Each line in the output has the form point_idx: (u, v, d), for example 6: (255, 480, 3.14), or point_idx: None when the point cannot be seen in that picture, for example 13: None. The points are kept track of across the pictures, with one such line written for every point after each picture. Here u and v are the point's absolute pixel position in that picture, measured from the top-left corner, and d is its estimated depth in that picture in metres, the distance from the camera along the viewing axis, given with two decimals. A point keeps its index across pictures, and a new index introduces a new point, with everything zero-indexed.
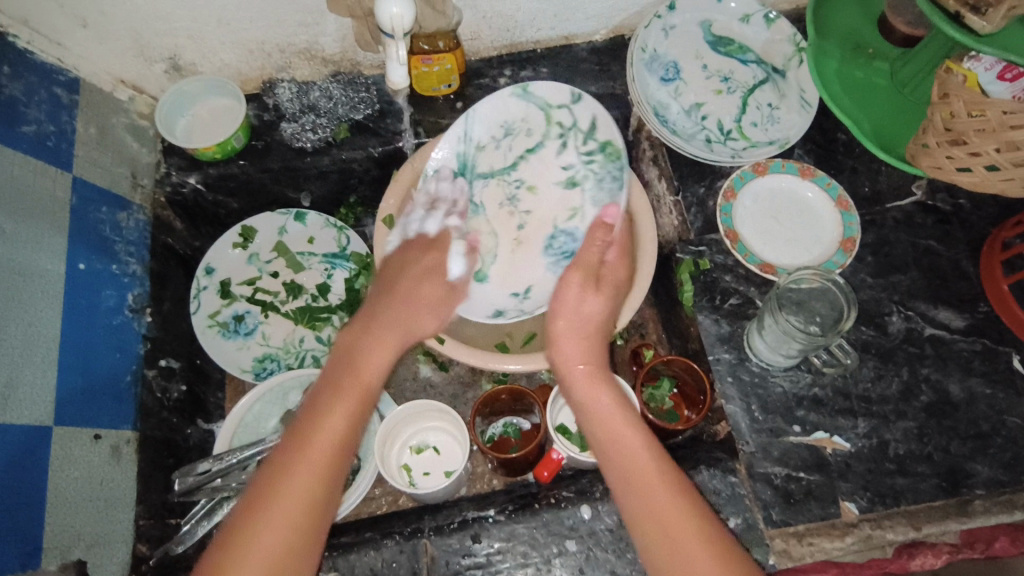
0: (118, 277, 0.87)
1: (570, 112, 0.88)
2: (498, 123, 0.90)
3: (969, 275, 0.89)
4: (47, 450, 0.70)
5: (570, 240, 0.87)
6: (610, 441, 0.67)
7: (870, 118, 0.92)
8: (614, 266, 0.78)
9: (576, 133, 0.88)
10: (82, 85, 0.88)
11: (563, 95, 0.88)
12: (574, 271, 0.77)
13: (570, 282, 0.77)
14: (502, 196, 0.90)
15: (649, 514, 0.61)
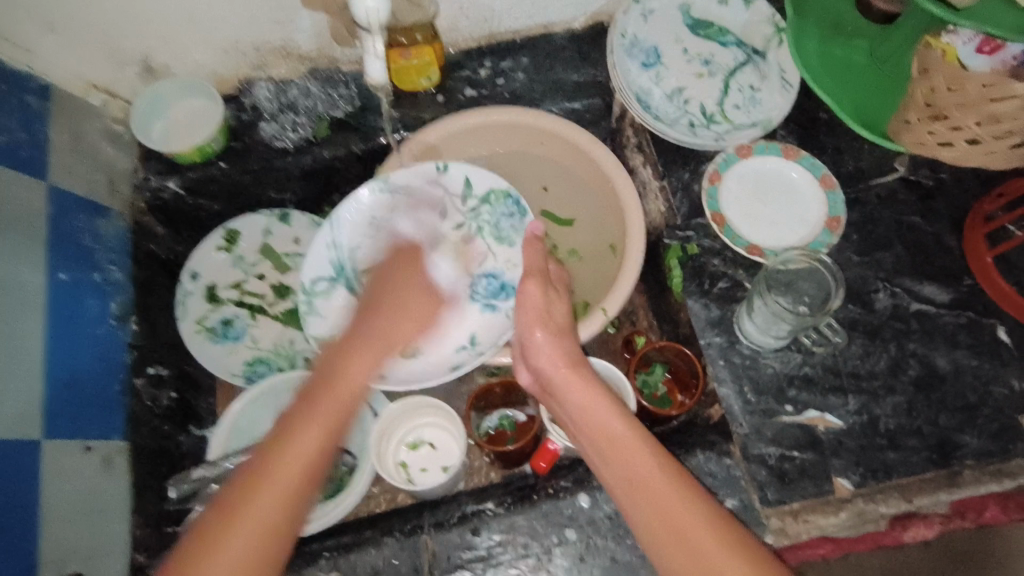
0: (101, 286, 0.86)
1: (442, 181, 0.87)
2: (363, 220, 0.86)
3: (953, 249, 0.90)
4: (37, 465, 0.69)
5: (493, 280, 0.88)
6: (610, 444, 0.70)
7: (850, 97, 0.93)
8: (557, 273, 0.85)
9: (452, 198, 0.88)
10: (54, 92, 0.86)
11: (427, 170, 0.86)
12: (532, 283, 0.79)
13: (531, 291, 0.79)
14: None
15: (658, 514, 0.64)
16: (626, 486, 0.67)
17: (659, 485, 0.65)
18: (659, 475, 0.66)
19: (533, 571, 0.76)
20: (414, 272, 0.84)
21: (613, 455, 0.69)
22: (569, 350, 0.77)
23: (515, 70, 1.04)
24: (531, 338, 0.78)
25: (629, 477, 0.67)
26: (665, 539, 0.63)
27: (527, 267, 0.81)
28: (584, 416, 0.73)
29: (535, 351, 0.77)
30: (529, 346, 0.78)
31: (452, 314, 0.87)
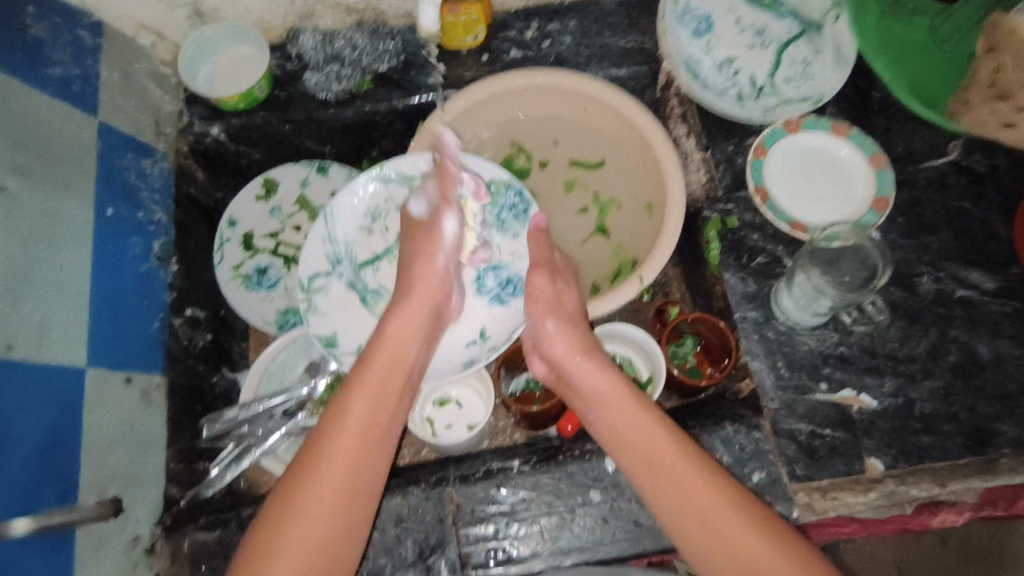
0: (144, 225, 0.87)
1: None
2: (362, 213, 0.87)
3: (1003, 237, 0.88)
4: (81, 392, 0.70)
5: (498, 273, 0.86)
6: (629, 427, 0.69)
7: (908, 74, 0.89)
8: (563, 262, 0.83)
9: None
10: (105, 29, 0.86)
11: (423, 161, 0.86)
12: (539, 273, 0.79)
13: (540, 282, 0.79)
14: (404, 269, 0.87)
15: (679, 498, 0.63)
16: (645, 470, 0.66)
17: (678, 468, 0.65)
18: (679, 458, 0.65)
19: (555, 529, 0.76)
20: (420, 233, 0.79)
21: (629, 439, 0.68)
22: (575, 338, 0.76)
23: (562, 33, 1.03)
24: (542, 328, 0.77)
25: (647, 462, 0.66)
26: (686, 522, 0.62)
27: (534, 258, 0.81)
28: (600, 401, 0.72)
29: (549, 339, 0.77)
30: (540, 335, 0.78)
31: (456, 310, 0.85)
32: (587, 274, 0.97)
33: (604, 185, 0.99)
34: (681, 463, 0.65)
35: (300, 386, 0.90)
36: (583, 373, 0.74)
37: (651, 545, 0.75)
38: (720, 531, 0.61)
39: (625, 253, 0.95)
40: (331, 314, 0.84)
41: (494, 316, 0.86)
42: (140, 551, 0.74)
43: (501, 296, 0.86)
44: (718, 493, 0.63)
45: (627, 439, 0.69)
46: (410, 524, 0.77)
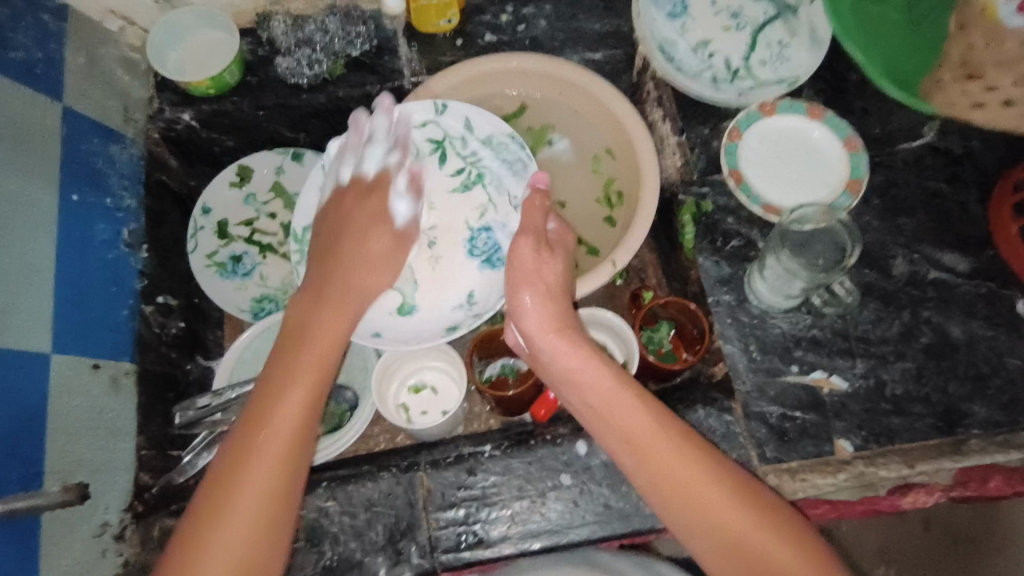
0: (112, 211, 0.86)
1: (440, 122, 0.83)
2: None
3: (977, 219, 0.87)
4: (45, 378, 0.70)
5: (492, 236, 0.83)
6: (604, 406, 0.67)
7: (882, 54, 0.87)
8: (558, 234, 0.78)
9: (452, 141, 0.84)
10: (71, 13, 0.85)
11: (426, 107, 0.83)
12: (524, 238, 0.74)
13: (523, 250, 0.73)
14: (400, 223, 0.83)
15: (664, 479, 0.62)
16: (628, 449, 0.65)
17: (663, 448, 0.63)
18: (660, 434, 0.64)
19: (526, 513, 0.77)
20: (376, 203, 0.75)
21: (610, 417, 0.67)
22: (558, 310, 0.73)
23: (537, 16, 1.02)
24: (519, 299, 0.73)
25: (627, 439, 0.65)
26: (680, 506, 0.62)
27: (523, 225, 0.75)
28: (573, 378, 0.70)
29: (522, 313, 0.72)
30: (511, 251, 0.74)
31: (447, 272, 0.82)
32: (577, 202, 0.96)
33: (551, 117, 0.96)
34: (665, 443, 0.64)
35: None
36: (557, 353, 0.70)
37: (621, 528, 0.75)
38: (708, 511, 0.61)
39: (607, 163, 0.95)
40: None
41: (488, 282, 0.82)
42: (109, 537, 0.74)
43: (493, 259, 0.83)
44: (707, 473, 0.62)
45: (607, 416, 0.67)
46: (381, 509, 0.77)
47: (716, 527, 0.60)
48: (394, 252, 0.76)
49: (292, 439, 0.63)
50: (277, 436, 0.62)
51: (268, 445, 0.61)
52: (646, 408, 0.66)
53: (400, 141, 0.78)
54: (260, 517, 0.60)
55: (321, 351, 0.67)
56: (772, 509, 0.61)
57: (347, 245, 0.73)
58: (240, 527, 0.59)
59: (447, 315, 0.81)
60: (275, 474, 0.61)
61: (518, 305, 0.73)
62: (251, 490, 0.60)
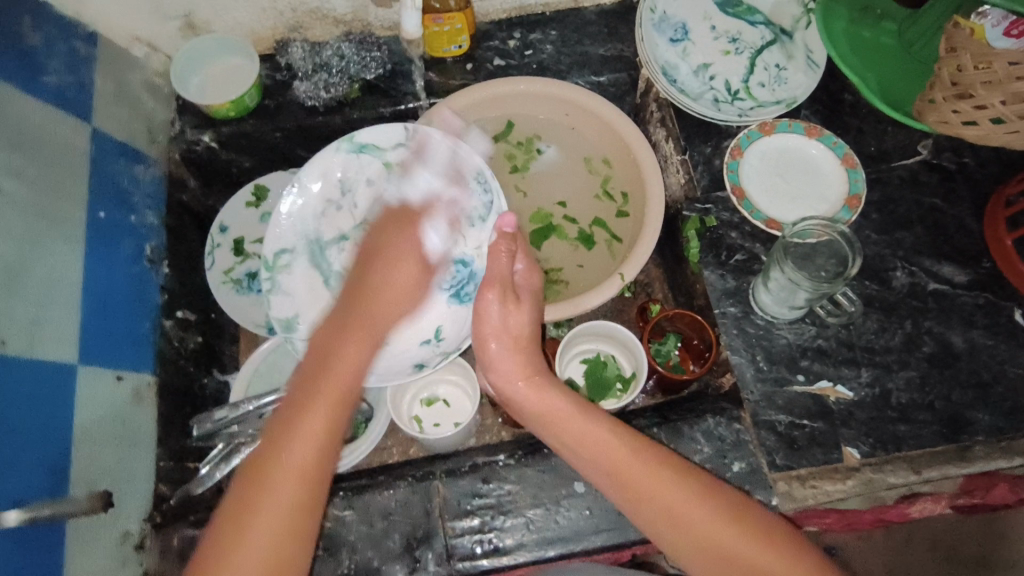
0: (136, 228, 0.89)
1: (408, 148, 0.84)
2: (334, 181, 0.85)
3: (973, 232, 0.90)
4: (72, 388, 0.72)
5: (466, 270, 0.83)
6: (581, 446, 0.67)
7: (877, 76, 0.94)
8: (526, 275, 0.76)
9: (416, 167, 0.84)
10: (100, 40, 0.89)
11: (395, 132, 0.84)
12: (488, 292, 0.73)
13: (489, 302, 0.72)
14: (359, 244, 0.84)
15: (646, 503, 0.63)
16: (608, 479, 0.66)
17: (639, 475, 0.64)
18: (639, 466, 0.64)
19: (541, 520, 0.78)
20: (409, 238, 0.79)
21: (586, 456, 0.67)
22: (524, 358, 0.72)
23: (543, 42, 1.06)
24: (486, 348, 0.73)
25: (607, 471, 0.65)
26: (663, 526, 0.62)
27: (490, 273, 0.74)
28: (548, 421, 0.69)
29: (494, 358, 0.72)
30: (478, 308, 0.73)
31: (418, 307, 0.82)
32: (576, 201, 1.00)
33: (545, 130, 1.00)
34: (643, 471, 0.64)
35: None
36: (527, 396, 0.70)
37: (635, 536, 0.76)
38: (692, 531, 0.61)
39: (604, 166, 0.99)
40: (293, 293, 0.83)
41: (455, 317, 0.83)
42: (130, 547, 0.74)
43: (464, 294, 0.83)
44: (685, 493, 0.63)
45: (582, 454, 0.67)
46: (397, 518, 0.78)
47: (701, 543, 0.61)
48: (419, 284, 0.79)
49: (330, 420, 0.62)
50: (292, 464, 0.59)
51: (306, 427, 0.61)
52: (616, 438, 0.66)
53: (454, 172, 0.83)
54: (296, 502, 0.59)
55: (360, 342, 0.68)
56: (753, 514, 0.62)
57: (376, 270, 0.75)
58: (280, 512, 0.58)
59: (413, 352, 0.82)
60: (317, 461, 0.60)
61: (482, 346, 0.73)
62: (291, 476, 0.59)
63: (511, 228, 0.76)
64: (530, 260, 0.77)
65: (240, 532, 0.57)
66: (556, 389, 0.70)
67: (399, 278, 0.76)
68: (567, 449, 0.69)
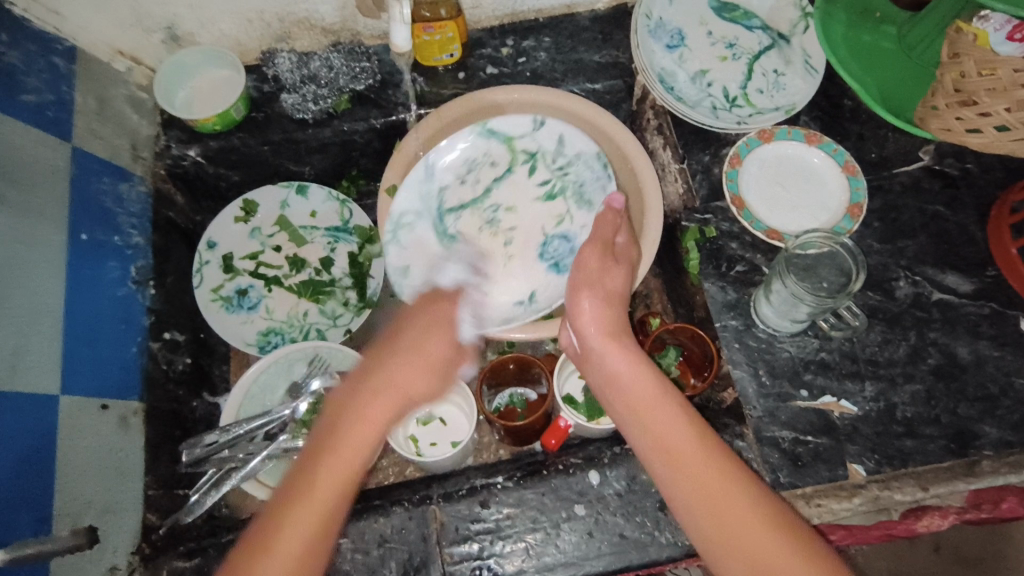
0: (121, 248, 0.87)
1: (537, 139, 0.87)
2: (460, 162, 0.86)
3: (977, 240, 0.88)
4: (54, 419, 0.70)
5: (565, 245, 0.88)
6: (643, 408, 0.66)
7: (878, 84, 0.92)
8: (626, 247, 0.79)
9: (545, 156, 0.87)
10: (80, 55, 0.87)
11: (524, 123, 0.86)
12: (590, 246, 0.77)
13: (590, 256, 0.77)
14: (480, 223, 0.88)
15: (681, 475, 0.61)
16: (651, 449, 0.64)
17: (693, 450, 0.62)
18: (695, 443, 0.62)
19: (541, 545, 0.76)
20: (435, 310, 0.76)
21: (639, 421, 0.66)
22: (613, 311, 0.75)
23: (537, 49, 1.04)
24: (579, 304, 0.74)
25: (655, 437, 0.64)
26: (698, 506, 0.60)
27: (594, 233, 0.78)
28: (617, 379, 0.69)
29: (583, 319, 0.73)
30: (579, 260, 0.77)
31: (518, 267, 0.87)
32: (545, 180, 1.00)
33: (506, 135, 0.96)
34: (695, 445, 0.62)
35: (281, 406, 0.88)
36: (608, 352, 0.71)
37: (637, 559, 0.75)
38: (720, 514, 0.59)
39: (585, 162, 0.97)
40: (408, 250, 0.84)
41: (550, 283, 0.86)
42: None
43: (560, 265, 0.87)
44: (732, 477, 0.60)
45: (637, 415, 0.67)
46: (393, 544, 0.76)
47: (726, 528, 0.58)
48: (451, 362, 0.74)
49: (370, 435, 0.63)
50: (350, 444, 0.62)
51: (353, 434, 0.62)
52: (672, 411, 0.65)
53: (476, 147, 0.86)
54: (332, 506, 0.58)
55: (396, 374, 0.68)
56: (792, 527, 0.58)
57: (416, 331, 0.73)
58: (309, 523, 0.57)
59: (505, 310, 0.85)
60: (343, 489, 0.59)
61: (580, 310, 0.74)
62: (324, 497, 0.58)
63: (619, 205, 0.79)
64: (631, 236, 0.80)
65: (275, 535, 0.56)
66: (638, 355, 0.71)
67: (431, 347, 0.72)
68: (626, 411, 0.68)
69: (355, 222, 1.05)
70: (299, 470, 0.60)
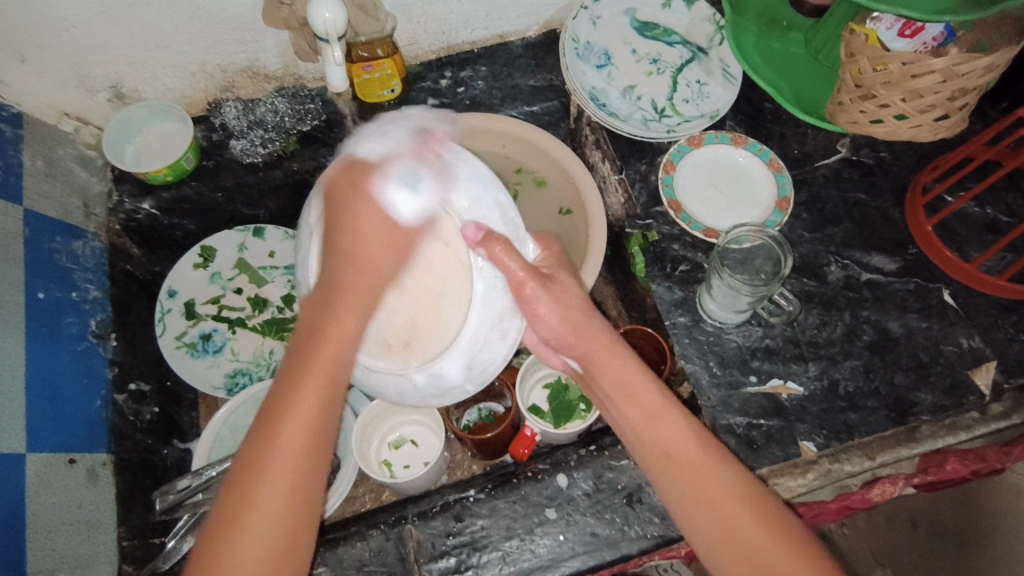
0: (78, 304, 0.89)
1: (424, 179, 0.66)
2: (428, 149, 0.67)
3: (897, 222, 0.95)
4: (21, 476, 0.72)
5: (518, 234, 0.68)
6: (673, 467, 0.64)
7: (791, 86, 1.00)
8: (581, 330, 0.67)
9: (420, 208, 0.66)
10: (26, 120, 0.90)
11: (412, 162, 0.66)
12: (497, 299, 0.65)
13: (553, 317, 0.66)
14: (429, 191, 0.66)
15: (686, 503, 0.63)
16: (661, 470, 0.65)
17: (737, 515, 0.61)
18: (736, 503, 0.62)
19: (517, 551, 0.78)
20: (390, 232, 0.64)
21: (649, 440, 0.65)
22: (562, 302, 0.67)
23: (474, 78, 1.09)
24: (538, 308, 0.66)
25: (666, 455, 0.65)
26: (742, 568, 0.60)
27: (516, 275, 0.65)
28: (637, 433, 0.66)
29: (560, 341, 0.68)
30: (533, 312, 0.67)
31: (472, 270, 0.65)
32: None
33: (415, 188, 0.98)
34: (714, 474, 0.63)
35: None
36: (623, 404, 0.67)
37: (611, 555, 0.77)
38: (748, 543, 0.60)
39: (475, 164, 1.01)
40: (448, 164, 0.67)
41: (487, 334, 0.65)
42: None
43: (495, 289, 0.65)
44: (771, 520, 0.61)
45: (644, 434, 0.66)
46: (373, 567, 0.78)
47: (735, 547, 0.61)
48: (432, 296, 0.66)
49: (318, 416, 0.59)
50: (298, 429, 0.58)
51: (298, 411, 0.58)
52: (677, 424, 0.65)
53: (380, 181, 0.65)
54: (296, 483, 0.57)
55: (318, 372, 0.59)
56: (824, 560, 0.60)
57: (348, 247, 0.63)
58: (269, 523, 0.56)
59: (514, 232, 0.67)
60: (303, 478, 0.57)
61: (533, 314, 0.66)
62: (281, 473, 0.56)
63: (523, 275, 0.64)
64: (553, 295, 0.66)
65: (239, 533, 0.55)
66: (653, 400, 0.66)
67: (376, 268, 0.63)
68: (657, 463, 0.65)
69: None
70: (244, 460, 0.57)
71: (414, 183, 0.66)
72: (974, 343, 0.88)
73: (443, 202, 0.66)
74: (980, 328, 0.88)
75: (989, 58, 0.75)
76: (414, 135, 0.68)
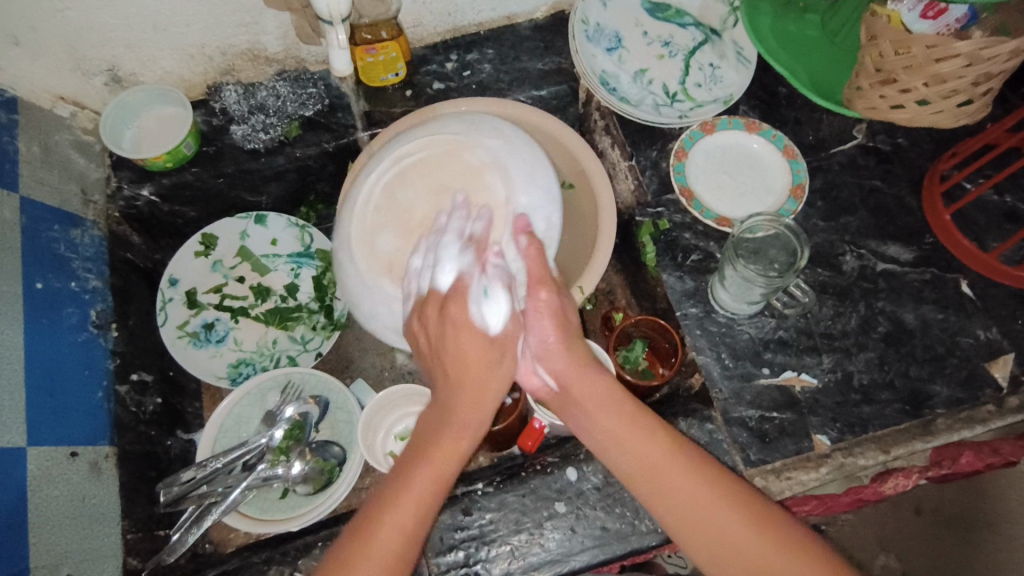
0: (78, 294, 0.87)
1: (487, 167, 0.72)
2: (494, 146, 0.74)
3: (914, 211, 0.93)
4: (22, 471, 0.71)
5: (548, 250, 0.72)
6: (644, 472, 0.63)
7: (807, 71, 0.97)
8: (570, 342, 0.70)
9: (470, 193, 0.71)
10: (21, 104, 0.87)
11: (478, 154, 0.73)
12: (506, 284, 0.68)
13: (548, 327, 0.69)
14: (492, 187, 0.71)
15: (675, 509, 0.60)
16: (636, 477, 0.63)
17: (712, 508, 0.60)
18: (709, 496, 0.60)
19: (525, 545, 0.77)
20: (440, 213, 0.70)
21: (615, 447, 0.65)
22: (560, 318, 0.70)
23: (481, 61, 1.06)
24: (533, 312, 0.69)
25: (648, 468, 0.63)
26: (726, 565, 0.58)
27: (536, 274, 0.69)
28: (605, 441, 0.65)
29: (549, 353, 0.68)
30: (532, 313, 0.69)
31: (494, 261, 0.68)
32: None
33: None
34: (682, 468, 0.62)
35: (258, 436, 0.89)
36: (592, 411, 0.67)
37: (621, 549, 0.77)
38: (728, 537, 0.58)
39: None
40: (512, 165, 0.73)
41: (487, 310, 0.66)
42: None
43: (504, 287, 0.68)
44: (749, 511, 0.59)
45: (616, 441, 0.65)
46: None
47: (734, 553, 0.58)
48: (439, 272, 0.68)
49: (440, 474, 0.63)
50: (421, 489, 0.61)
51: (421, 472, 0.62)
52: (654, 433, 0.64)
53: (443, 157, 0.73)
54: (412, 537, 0.60)
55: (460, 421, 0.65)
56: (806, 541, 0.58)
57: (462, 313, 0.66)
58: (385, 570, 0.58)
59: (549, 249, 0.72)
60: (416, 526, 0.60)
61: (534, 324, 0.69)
62: (405, 521, 0.60)
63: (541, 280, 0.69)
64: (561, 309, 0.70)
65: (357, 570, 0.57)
66: (615, 402, 0.67)
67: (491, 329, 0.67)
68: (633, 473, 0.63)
69: (317, 245, 1.04)
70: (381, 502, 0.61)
71: (475, 171, 0.72)
72: (991, 335, 0.86)
73: (501, 192, 0.71)
74: (997, 320, 0.87)
75: (1016, 41, 0.72)
76: (499, 129, 0.75)
